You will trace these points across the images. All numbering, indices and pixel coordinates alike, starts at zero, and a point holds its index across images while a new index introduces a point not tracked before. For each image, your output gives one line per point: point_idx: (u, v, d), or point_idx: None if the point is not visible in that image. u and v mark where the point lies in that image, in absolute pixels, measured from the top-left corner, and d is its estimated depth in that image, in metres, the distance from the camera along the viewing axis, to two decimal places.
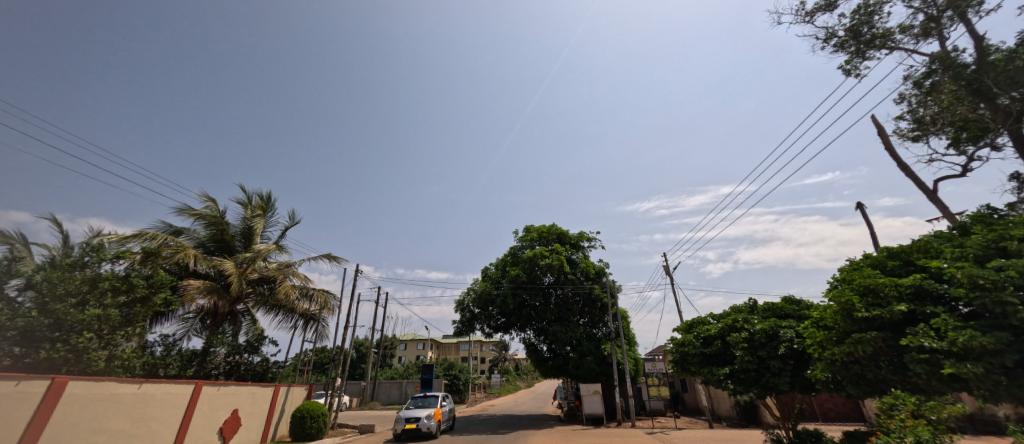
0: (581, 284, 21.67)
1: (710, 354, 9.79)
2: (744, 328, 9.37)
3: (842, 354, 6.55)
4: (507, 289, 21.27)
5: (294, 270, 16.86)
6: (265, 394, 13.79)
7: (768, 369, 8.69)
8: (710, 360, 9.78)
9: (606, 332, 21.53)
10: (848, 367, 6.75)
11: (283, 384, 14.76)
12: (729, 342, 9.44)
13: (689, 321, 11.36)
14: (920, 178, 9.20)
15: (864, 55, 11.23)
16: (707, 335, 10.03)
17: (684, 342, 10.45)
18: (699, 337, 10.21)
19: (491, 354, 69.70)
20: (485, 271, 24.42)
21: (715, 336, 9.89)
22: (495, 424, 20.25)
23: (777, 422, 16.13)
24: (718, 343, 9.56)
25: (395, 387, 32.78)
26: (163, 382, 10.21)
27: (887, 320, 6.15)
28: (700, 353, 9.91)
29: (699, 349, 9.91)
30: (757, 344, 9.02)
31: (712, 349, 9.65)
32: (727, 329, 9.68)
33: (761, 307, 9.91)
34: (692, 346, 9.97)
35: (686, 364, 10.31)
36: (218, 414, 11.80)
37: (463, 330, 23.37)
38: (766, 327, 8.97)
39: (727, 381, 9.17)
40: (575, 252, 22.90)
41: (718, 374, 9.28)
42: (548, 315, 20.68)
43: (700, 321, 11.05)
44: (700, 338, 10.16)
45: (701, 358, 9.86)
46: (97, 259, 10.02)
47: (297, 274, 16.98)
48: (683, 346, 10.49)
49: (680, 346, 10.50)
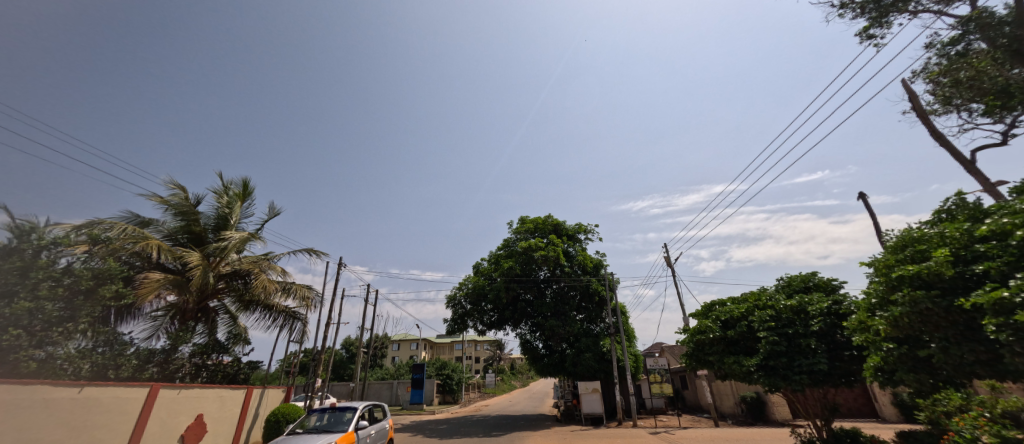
0: (579, 277, 20.64)
1: (732, 341, 8.91)
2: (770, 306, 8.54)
3: (891, 329, 5.71)
4: (501, 283, 20.22)
5: (271, 263, 15.67)
6: (236, 397, 12.63)
7: (800, 350, 7.78)
8: (732, 348, 8.91)
9: (605, 327, 20.54)
10: (908, 352, 5.75)
11: (256, 387, 13.58)
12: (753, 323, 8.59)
13: (708, 304, 10.44)
14: (957, 148, 8.27)
15: (884, 20, 10.36)
16: (728, 319, 9.16)
17: (701, 330, 9.54)
18: (718, 320, 9.31)
19: (486, 353, 68.59)
20: (477, 266, 23.32)
21: (738, 317, 9.00)
22: (488, 426, 19.17)
23: (787, 420, 15.28)
24: (742, 326, 8.67)
25: (385, 388, 31.62)
26: (113, 385, 9.06)
27: (939, 282, 5.31)
28: (722, 338, 9.06)
29: (719, 335, 9.02)
30: (784, 323, 8.17)
31: (736, 333, 8.75)
32: (752, 311, 8.86)
33: (786, 288, 9.06)
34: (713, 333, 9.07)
35: (703, 356, 9.41)
36: (179, 420, 10.63)
37: (455, 327, 22.23)
38: (795, 304, 8.15)
39: (747, 372, 8.22)
40: (572, 245, 21.88)
41: (738, 365, 8.34)
42: (544, 310, 19.67)
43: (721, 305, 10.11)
44: (720, 323, 9.30)
45: (722, 347, 8.98)
46: (34, 245, 8.77)
47: (274, 268, 15.78)
48: (698, 335, 9.56)
49: (697, 335, 9.58)
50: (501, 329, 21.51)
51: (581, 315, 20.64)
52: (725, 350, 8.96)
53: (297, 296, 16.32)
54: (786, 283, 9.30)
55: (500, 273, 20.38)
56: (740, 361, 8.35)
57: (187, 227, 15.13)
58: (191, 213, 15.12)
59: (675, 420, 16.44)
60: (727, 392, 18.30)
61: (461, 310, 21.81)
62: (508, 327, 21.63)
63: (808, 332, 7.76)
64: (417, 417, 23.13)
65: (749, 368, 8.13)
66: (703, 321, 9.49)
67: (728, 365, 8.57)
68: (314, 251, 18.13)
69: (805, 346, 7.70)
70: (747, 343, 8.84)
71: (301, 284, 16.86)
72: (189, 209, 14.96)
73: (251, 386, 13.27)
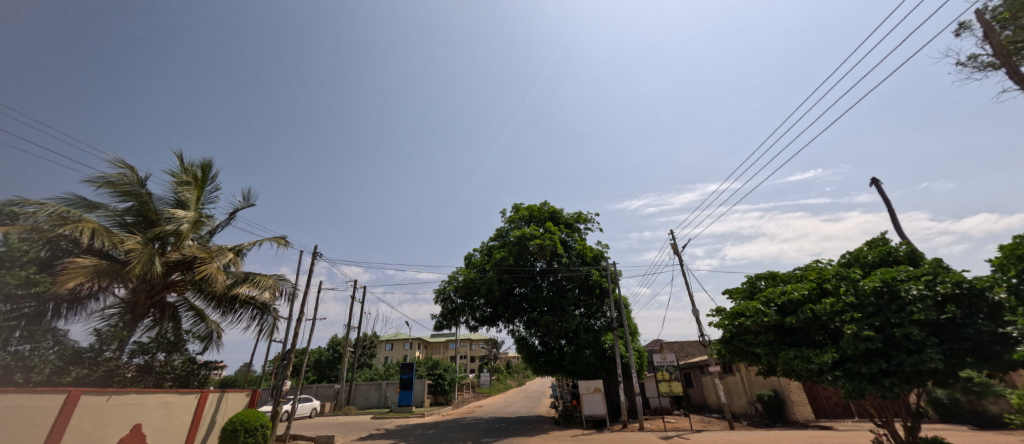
0: (578, 269, 19.03)
1: (786, 330, 7.50)
2: (838, 292, 7.09)
3: None
4: (494, 274, 18.62)
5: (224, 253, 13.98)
6: (186, 403, 10.94)
7: (896, 346, 6.25)
8: (786, 338, 7.44)
9: (606, 323, 19.04)
10: None
11: (213, 390, 11.90)
12: (818, 314, 6.99)
13: (745, 286, 8.96)
14: None
15: None
16: (788, 306, 7.49)
17: (740, 313, 8.08)
18: (770, 304, 7.71)
19: (482, 352, 66.87)
20: (468, 257, 21.68)
21: (801, 302, 7.33)
22: (480, 430, 17.60)
23: (809, 421, 13.80)
24: (805, 313, 7.07)
25: (373, 390, 29.98)
26: (11, 392, 7.37)
27: None
28: (771, 324, 7.59)
29: (774, 322, 7.42)
30: (870, 312, 6.53)
31: (800, 321, 7.12)
32: (816, 295, 7.38)
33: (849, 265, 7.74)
34: (761, 318, 7.51)
35: (749, 347, 7.98)
36: (109, 432, 8.98)
37: (445, 324, 20.55)
38: (877, 284, 6.54)
39: (814, 370, 6.67)
40: (570, 234, 20.24)
41: (798, 359, 6.84)
42: (540, 304, 18.06)
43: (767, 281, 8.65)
44: (772, 307, 7.71)
45: (773, 335, 7.48)
46: None
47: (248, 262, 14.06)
48: (738, 320, 8.04)
49: (733, 320, 8.17)
50: (494, 325, 19.93)
51: (580, 309, 19.10)
52: (777, 338, 7.49)
53: (262, 286, 14.91)
54: (852, 256, 7.89)
55: (493, 264, 18.77)
56: (805, 354, 6.80)
57: (134, 209, 13.62)
58: (137, 194, 13.67)
59: (685, 422, 15.01)
60: (740, 390, 16.88)
61: (452, 305, 20.14)
62: (502, 322, 20.06)
63: (906, 323, 6.05)
64: (404, 420, 21.49)
65: (814, 365, 6.58)
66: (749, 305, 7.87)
67: (782, 359, 7.14)
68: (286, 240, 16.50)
69: (906, 340, 6.08)
70: (809, 331, 7.35)
71: (266, 275, 15.40)
72: (134, 189, 13.50)
73: (205, 390, 11.58)
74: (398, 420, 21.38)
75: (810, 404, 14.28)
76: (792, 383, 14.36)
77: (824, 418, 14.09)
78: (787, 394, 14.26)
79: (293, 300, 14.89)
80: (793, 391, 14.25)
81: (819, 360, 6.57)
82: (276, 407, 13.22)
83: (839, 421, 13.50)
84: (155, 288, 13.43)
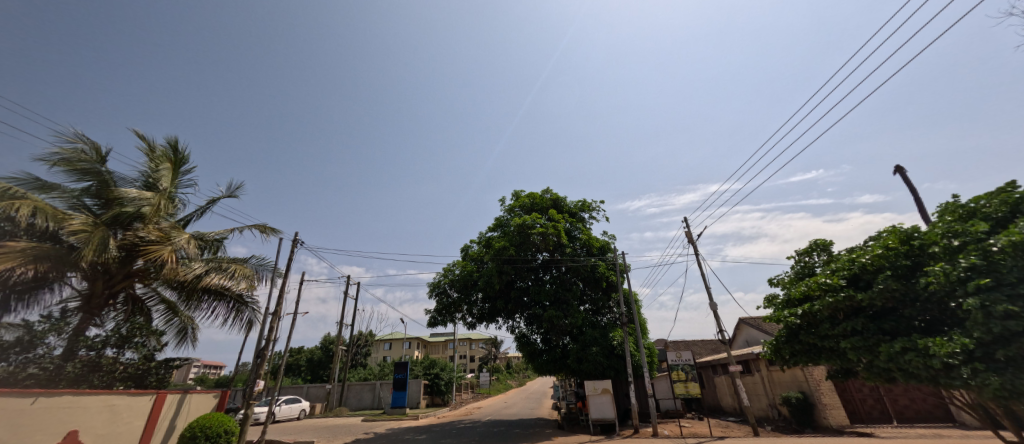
0: (584, 260, 17.50)
1: (875, 311, 6.33)
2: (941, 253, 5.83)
3: None
4: (492, 266, 17.12)
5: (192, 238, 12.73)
6: (135, 407, 9.52)
7: None
8: (879, 325, 6.19)
9: (613, 318, 17.64)
10: None
11: (171, 391, 10.48)
12: (910, 287, 5.90)
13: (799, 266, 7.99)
14: None
15: None
16: (863, 275, 6.50)
17: (810, 294, 7.08)
18: (841, 276, 6.75)
19: (481, 352, 65.34)
20: (466, 249, 20.22)
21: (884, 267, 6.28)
22: (476, 435, 16.15)
23: (843, 426, 12.39)
24: (890, 281, 5.98)
25: (366, 390, 28.59)
26: None
27: None
28: (853, 308, 6.48)
29: (849, 299, 6.35)
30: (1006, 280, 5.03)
31: (885, 291, 6.00)
32: (902, 260, 6.24)
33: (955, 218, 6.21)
34: (834, 295, 6.50)
35: (820, 331, 6.79)
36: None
37: (440, 319, 19.03)
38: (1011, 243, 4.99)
39: (940, 368, 5.31)
40: (575, 223, 18.55)
41: (914, 358, 5.44)
42: (542, 297, 16.60)
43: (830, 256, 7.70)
44: (843, 279, 6.74)
45: (864, 321, 6.21)
46: None
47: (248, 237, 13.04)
48: (805, 308, 6.97)
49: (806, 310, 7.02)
50: (492, 322, 18.46)
51: (585, 303, 17.66)
52: (867, 326, 6.24)
53: (235, 277, 13.54)
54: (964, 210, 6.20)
55: (491, 254, 17.23)
56: (921, 347, 5.44)
57: (92, 189, 12.32)
58: (97, 173, 12.38)
59: (705, 428, 13.58)
60: (761, 392, 15.51)
61: (447, 299, 18.66)
62: (501, 318, 18.59)
63: None
64: (397, 423, 20.07)
65: (942, 361, 5.17)
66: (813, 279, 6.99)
67: (884, 358, 5.83)
68: (266, 227, 15.10)
69: None
70: (902, 308, 6.12)
71: (239, 264, 14.08)
72: (94, 167, 12.22)
73: (161, 392, 10.16)
74: (390, 422, 19.96)
75: (844, 408, 12.84)
76: (823, 385, 12.93)
77: (860, 423, 12.64)
78: (818, 396, 12.83)
79: (276, 291, 13.56)
80: (823, 392, 12.84)
81: (947, 352, 5.13)
82: (247, 411, 11.77)
83: (879, 428, 12.04)
84: (115, 277, 12.16)
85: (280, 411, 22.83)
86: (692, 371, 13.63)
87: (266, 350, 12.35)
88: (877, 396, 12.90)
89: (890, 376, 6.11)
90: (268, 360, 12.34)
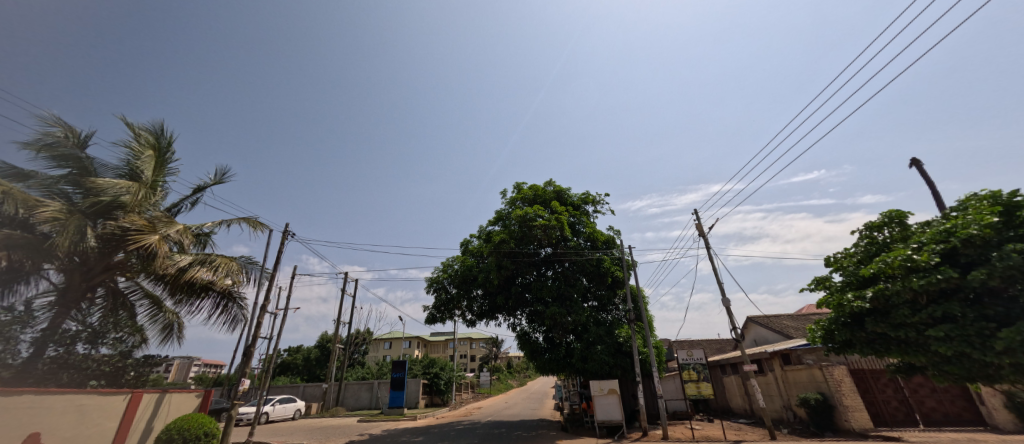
0: (588, 255, 16.68)
1: (973, 291, 6.29)
2: None
3: None
4: (492, 260, 16.35)
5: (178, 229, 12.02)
6: (108, 406, 8.83)
7: None
8: (981, 305, 6.13)
9: (619, 316, 16.88)
10: None
11: (148, 390, 9.78)
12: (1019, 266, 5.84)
13: (875, 242, 8.09)
14: None
15: None
16: (965, 251, 6.40)
17: (892, 272, 7.08)
18: (933, 252, 6.68)
19: (482, 351, 64.53)
20: (465, 244, 19.51)
21: (986, 244, 6.22)
22: (476, 436, 15.46)
23: (866, 430, 11.64)
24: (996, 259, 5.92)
25: (364, 390, 27.90)
26: None
27: None
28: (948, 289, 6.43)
29: (949, 280, 6.22)
30: None
31: (992, 272, 5.88)
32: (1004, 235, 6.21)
33: None
34: (930, 276, 6.38)
35: (903, 316, 6.75)
36: None
37: (438, 316, 18.28)
38: None
39: None
40: (578, 216, 17.62)
41: None
42: (544, 293, 15.86)
43: (904, 231, 7.84)
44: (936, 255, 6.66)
45: (963, 304, 6.18)
46: None
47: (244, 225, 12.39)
48: (881, 290, 7.02)
49: (882, 292, 7.01)
50: (492, 319, 17.73)
51: (590, 300, 16.91)
52: (964, 311, 6.22)
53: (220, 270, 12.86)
54: None
55: (491, 248, 16.44)
56: None
57: (71, 176, 11.35)
58: (77, 159, 11.39)
59: (719, 431, 12.83)
60: (775, 392, 14.79)
61: (446, 295, 17.93)
62: (501, 315, 17.87)
63: None
64: (395, 424, 19.38)
65: None
66: (896, 254, 6.97)
67: (994, 347, 5.74)
68: (255, 220, 14.34)
69: None
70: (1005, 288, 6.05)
71: (225, 257, 13.37)
72: (73, 153, 11.24)
73: (137, 390, 9.47)
74: (387, 423, 19.27)
75: (867, 410, 12.08)
76: (844, 386, 12.18)
77: (884, 426, 11.88)
78: (839, 398, 12.08)
79: (264, 286, 12.84)
80: (845, 394, 12.09)
81: None
82: (232, 411, 11.06)
83: (905, 431, 11.30)
84: (94, 269, 11.48)
85: (275, 411, 22.14)
86: (704, 370, 12.88)
87: (252, 347, 11.63)
88: (902, 397, 12.17)
89: (987, 364, 6.09)
90: (254, 357, 11.59)
